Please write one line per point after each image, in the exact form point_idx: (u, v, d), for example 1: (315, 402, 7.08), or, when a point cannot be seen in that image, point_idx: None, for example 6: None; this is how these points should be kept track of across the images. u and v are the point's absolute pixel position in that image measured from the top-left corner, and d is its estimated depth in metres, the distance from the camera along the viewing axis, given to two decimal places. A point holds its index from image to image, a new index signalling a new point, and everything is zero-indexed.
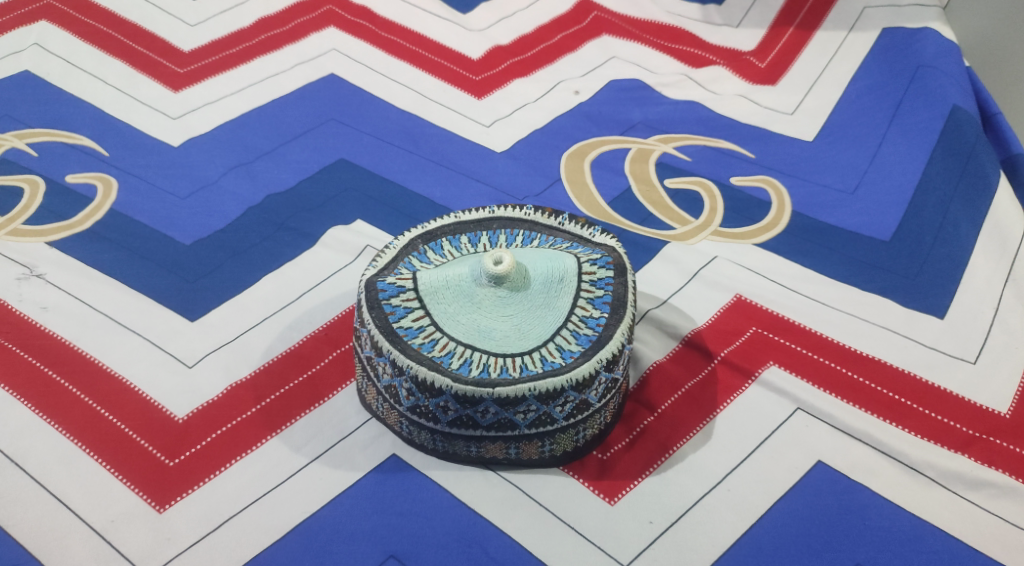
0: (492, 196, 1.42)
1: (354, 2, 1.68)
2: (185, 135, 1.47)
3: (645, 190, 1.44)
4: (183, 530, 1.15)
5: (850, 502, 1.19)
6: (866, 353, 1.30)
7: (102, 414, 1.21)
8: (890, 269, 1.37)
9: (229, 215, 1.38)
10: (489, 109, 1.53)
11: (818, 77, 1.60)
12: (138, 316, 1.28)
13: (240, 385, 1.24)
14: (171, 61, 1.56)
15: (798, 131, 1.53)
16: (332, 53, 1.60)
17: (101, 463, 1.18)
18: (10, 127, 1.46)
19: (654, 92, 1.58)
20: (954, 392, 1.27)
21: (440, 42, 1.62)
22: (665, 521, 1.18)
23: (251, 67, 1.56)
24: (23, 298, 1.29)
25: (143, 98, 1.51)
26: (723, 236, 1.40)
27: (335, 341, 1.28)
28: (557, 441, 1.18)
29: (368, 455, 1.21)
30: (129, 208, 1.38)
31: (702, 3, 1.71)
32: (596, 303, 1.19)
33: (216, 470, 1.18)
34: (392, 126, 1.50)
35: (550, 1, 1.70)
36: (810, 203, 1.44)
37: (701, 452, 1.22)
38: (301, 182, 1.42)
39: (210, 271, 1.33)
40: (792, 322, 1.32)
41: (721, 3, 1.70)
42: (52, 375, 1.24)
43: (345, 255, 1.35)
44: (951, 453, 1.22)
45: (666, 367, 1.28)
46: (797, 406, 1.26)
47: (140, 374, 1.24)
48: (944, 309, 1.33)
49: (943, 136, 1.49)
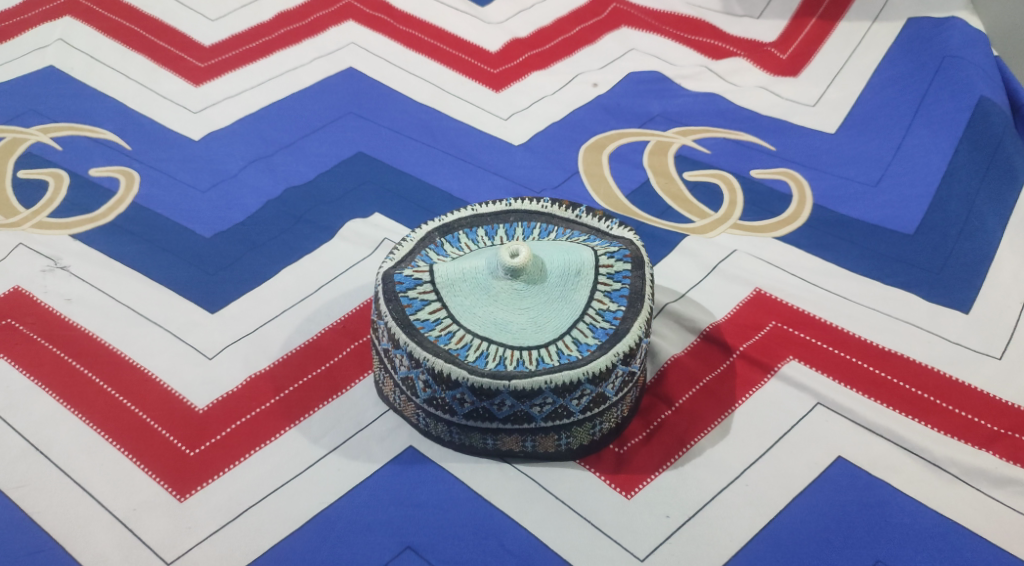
0: (510, 189, 1.41)
1: None
2: (206, 129, 1.48)
3: (664, 183, 1.43)
4: (203, 519, 1.16)
5: (870, 499, 1.18)
6: (888, 348, 1.28)
7: (124, 404, 1.23)
8: (914, 263, 1.35)
9: (249, 208, 1.39)
10: (507, 101, 1.53)
11: (841, 68, 1.57)
12: (159, 308, 1.30)
13: (259, 376, 1.25)
14: (192, 55, 1.57)
15: (820, 123, 1.51)
16: (350, 47, 1.60)
17: (123, 452, 1.20)
18: (35, 122, 1.48)
19: (673, 84, 1.56)
20: (978, 388, 1.25)
21: (459, 36, 1.62)
22: (682, 515, 1.17)
23: (270, 61, 1.57)
24: (48, 289, 1.31)
25: (164, 92, 1.52)
26: (742, 229, 1.38)
27: (352, 333, 1.29)
28: (573, 434, 1.18)
29: (384, 447, 1.21)
30: (151, 201, 1.39)
31: None
32: (614, 296, 1.19)
33: (235, 460, 1.20)
34: (409, 119, 1.50)
35: None
36: (832, 195, 1.42)
37: (719, 447, 1.21)
38: (319, 176, 1.43)
39: (230, 264, 1.34)
40: (813, 316, 1.31)
41: None
42: (75, 365, 1.25)
43: (362, 248, 1.35)
44: (975, 449, 1.21)
45: (684, 360, 1.27)
46: (818, 401, 1.24)
47: (161, 365, 1.26)
48: (968, 303, 1.31)
49: (969, 127, 1.47)
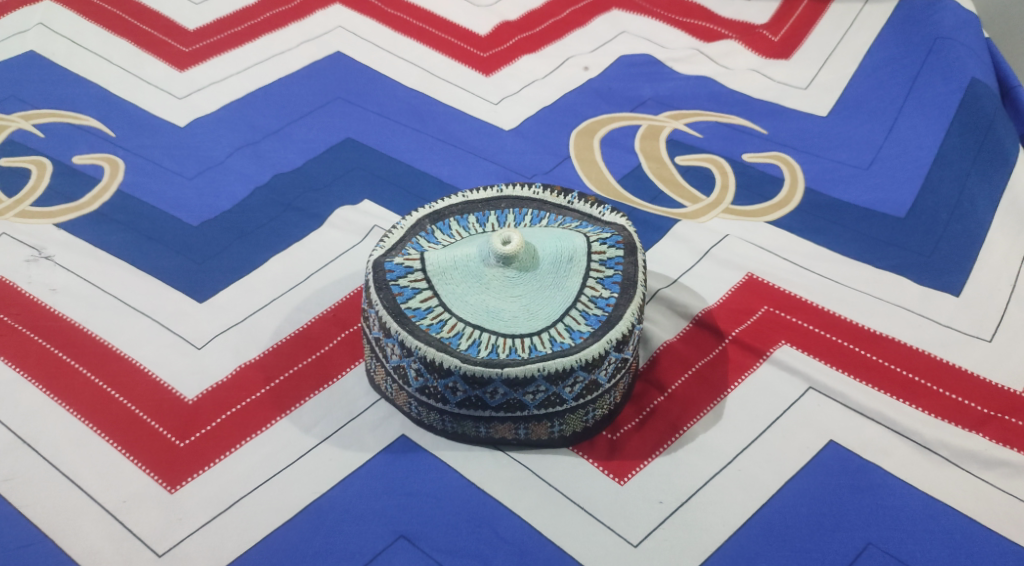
0: (500, 175, 1.40)
1: None
2: (191, 115, 1.46)
3: (656, 168, 1.41)
4: (194, 511, 1.15)
5: (862, 482, 1.18)
6: (879, 331, 1.28)
7: (112, 395, 1.22)
8: (906, 246, 1.35)
9: (236, 195, 1.37)
10: (497, 86, 1.51)
11: (833, 51, 1.56)
12: (147, 298, 1.28)
13: (249, 365, 1.24)
14: (176, 39, 1.54)
15: (811, 106, 1.50)
16: (338, 31, 1.58)
17: (112, 444, 1.19)
18: (15, 108, 1.45)
19: (664, 67, 1.55)
20: (970, 370, 1.25)
21: (447, 19, 1.60)
22: (675, 501, 1.17)
23: (256, 46, 1.55)
24: (33, 280, 1.29)
25: (148, 77, 1.50)
26: (734, 214, 1.38)
27: (343, 321, 1.28)
28: (566, 421, 1.17)
29: (377, 436, 1.21)
30: (135, 188, 1.37)
31: None
32: (606, 283, 1.19)
33: (226, 451, 1.19)
34: (399, 104, 1.48)
35: None
36: (824, 179, 1.41)
37: (712, 432, 1.21)
38: (308, 162, 1.41)
39: (218, 252, 1.32)
40: (805, 300, 1.31)
41: None
42: (62, 357, 1.24)
43: (352, 235, 1.34)
44: (966, 432, 1.21)
45: (676, 346, 1.27)
46: (810, 385, 1.24)
47: (149, 355, 1.24)
48: (960, 286, 1.31)
49: (960, 110, 1.46)
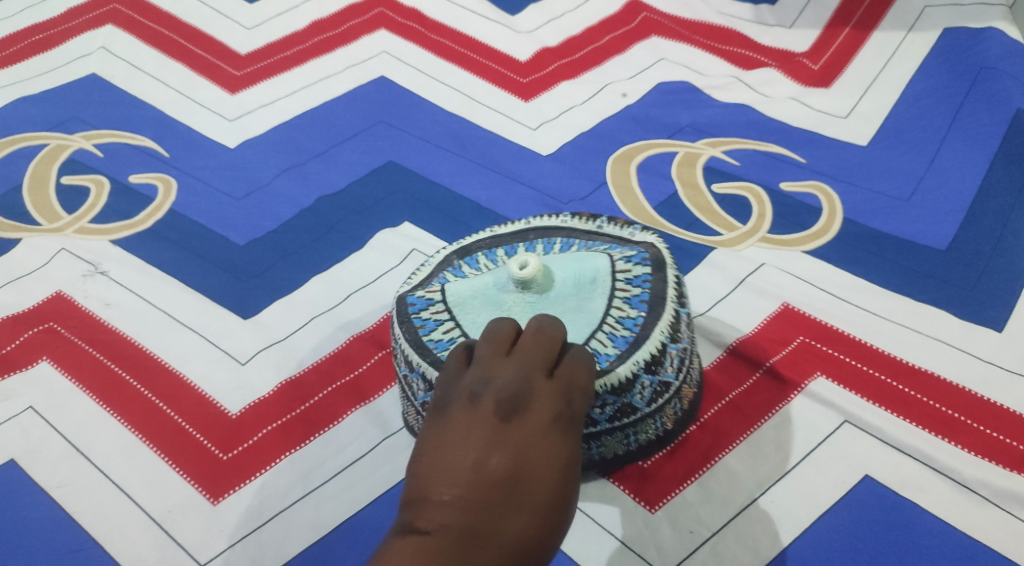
0: (538, 201, 1.42)
1: (404, 4, 1.69)
2: (241, 137, 1.51)
3: (692, 195, 1.42)
4: (235, 522, 1.20)
5: (895, 518, 1.18)
6: (917, 365, 1.27)
7: (161, 408, 1.27)
8: (947, 280, 1.33)
9: (282, 216, 1.42)
10: (537, 111, 1.53)
11: (876, 78, 1.54)
12: (194, 315, 1.33)
13: (290, 383, 1.28)
14: (228, 63, 1.60)
15: (852, 134, 1.48)
16: (382, 56, 1.61)
17: (160, 455, 1.24)
18: (78, 128, 1.52)
19: (703, 94, 1.55)
20: (1010, 408, 1.23)
21: (489, 45, 1.62)
22: (706, 530, 1.18)
23: (303, 70, 1.59)
24: (89, 295, 1.35)
25: (201, 100, 1.55)
26: (771, 242, 1.38)
27: (380, 342, 1.31)
28: (604, 443, 1.18)
29: (410, 457, 1.24)
30: (187, 207, 1.43)
31: (755, 3, 1.67)
32: (633, 302, 1.17)
33: (266, 465, 1.23)
34: (440, 128, 1.51)
35: (600, 2, 1.68)
36: (863, 209, 1.40)
37: (743, 464, 1.22)
38: (350, 184, 1.45)
39: (262, 271, 1.37)
40: (841, 331, 1.30)
41: (775, 2, 1.66)
42: (114, 369, 1.29)
43: (391, 258, 1.37)
44: (1005, 470, 1.20)
45: (710, 375, 1.27)
46: (845, 418, 1.24)
47: (196, 370, 1.29)
48: (1002, 321, 1.29)
49: (1007, 140, 1.44)
